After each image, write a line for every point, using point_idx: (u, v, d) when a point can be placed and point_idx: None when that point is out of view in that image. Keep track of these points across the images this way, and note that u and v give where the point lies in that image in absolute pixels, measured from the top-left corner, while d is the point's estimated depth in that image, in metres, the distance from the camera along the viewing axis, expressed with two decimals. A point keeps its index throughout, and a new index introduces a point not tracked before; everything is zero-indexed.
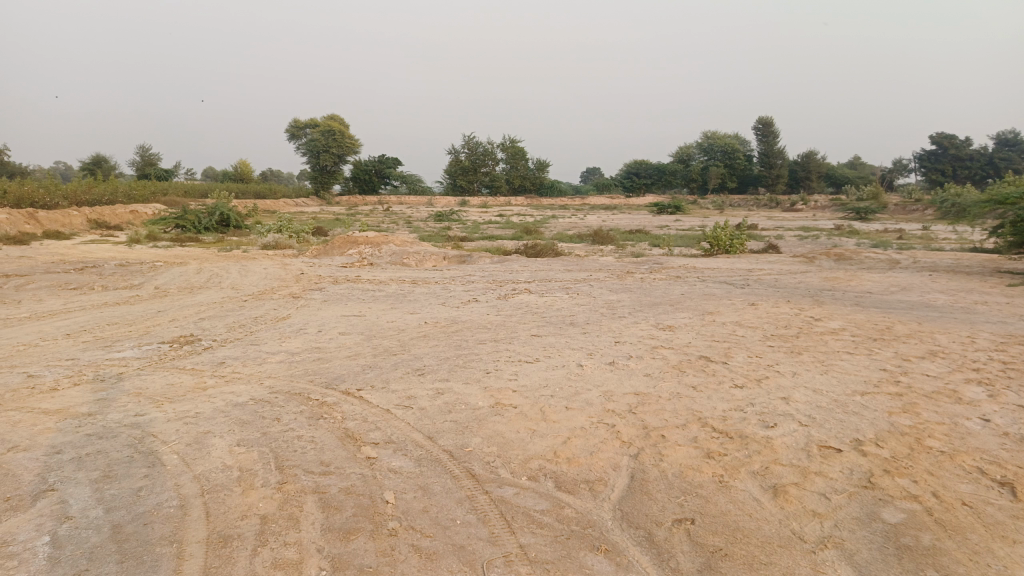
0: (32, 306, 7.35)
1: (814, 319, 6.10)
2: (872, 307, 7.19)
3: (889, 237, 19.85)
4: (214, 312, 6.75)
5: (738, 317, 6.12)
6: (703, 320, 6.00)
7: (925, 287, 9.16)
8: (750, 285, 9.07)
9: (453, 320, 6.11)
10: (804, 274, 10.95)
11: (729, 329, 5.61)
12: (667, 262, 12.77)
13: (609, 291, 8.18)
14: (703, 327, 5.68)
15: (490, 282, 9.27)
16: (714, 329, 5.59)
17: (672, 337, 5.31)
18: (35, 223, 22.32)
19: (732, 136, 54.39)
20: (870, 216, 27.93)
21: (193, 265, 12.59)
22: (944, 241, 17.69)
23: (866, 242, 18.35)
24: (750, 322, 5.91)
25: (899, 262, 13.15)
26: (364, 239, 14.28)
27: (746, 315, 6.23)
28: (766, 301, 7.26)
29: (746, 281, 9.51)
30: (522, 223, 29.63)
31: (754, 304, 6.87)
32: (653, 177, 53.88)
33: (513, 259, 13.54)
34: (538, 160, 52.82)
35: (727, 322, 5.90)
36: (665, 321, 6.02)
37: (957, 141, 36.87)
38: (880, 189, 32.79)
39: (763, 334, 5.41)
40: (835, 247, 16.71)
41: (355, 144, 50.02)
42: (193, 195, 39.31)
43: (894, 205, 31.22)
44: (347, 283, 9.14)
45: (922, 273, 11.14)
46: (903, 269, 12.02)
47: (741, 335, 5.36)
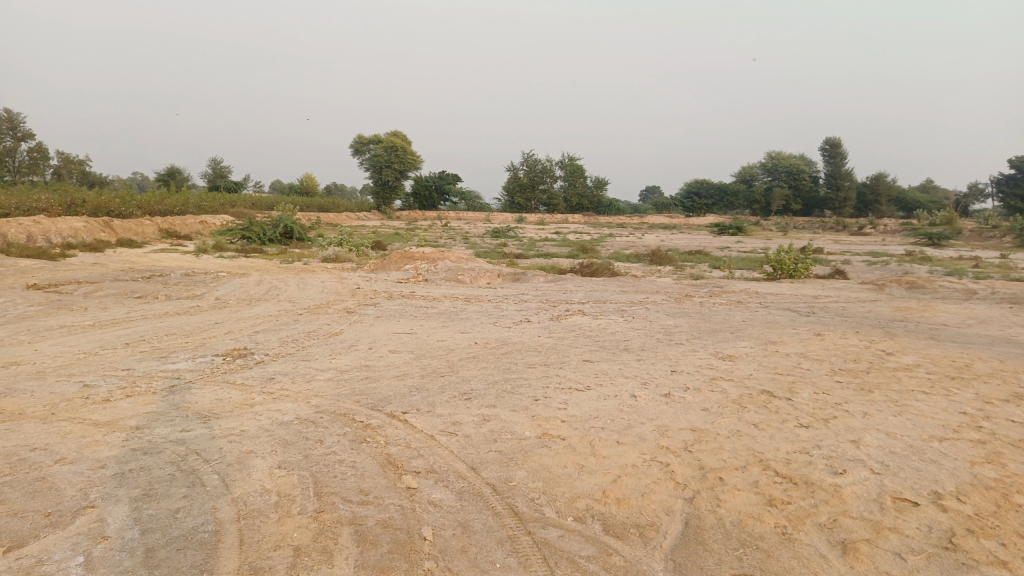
0: (98, 314, 7.55)
1: (886, 353, 5.76)
2: (948, 341, 6.78)
3: (965, 265, 18.89)
4: (268, 325, 6.80)
5: (803, 348, 5.82)
6: (765, 350, 5.72)
7: (1006, 320, 8.62)
8: (816, 313, 8.70)
9: (504, 341, 6.00)
10: (873, 302, 10.47)
11: (793, 361, 5.34)
12: (728, 286, 12.42)
13: (667, 315, 7.94)
14: (765, 359, 5.42)
15: (544, 302, 9.13)
16: (777, 361, 5.32)
17: (731, 368, 5.07)
18: (110, 231, 23.28)
19: (798, 157, 53.12)
20: (944, 242, 26.73)
21: (255, 276, 12.86)
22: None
23: (941, 270, 17.51)
24: (816, 354, 5.62)
25: (976, 292, 12.46)
26: (421, 255, 14.34)
27: (811, 346, 5.93)
28: (833, 331, 6.91)
29: (811, 309, 9.13)
30: (579, 241, 29.46)
31: (821, 335, 6.55)
32: (715, 198, 52.97)
33: (568, 278, 13.38)
34: (597, 178, 52.58)
35: (791, 354, 5.62)
36: (725, 350, 5.78)
37: None
38: (954, 214, 31.41)
39: (830, 368, 5.12)
40: (906, 275, 15.98)
41: (416, 160, 50.79)
42: (259, 207, 40.48)
43: (970, 231, 29.84)
44: (401, 298, 9.14)
45: (1002, 305, 10.51)
46: (981, 300, 11.37)
47: (806, 368, 5.08)
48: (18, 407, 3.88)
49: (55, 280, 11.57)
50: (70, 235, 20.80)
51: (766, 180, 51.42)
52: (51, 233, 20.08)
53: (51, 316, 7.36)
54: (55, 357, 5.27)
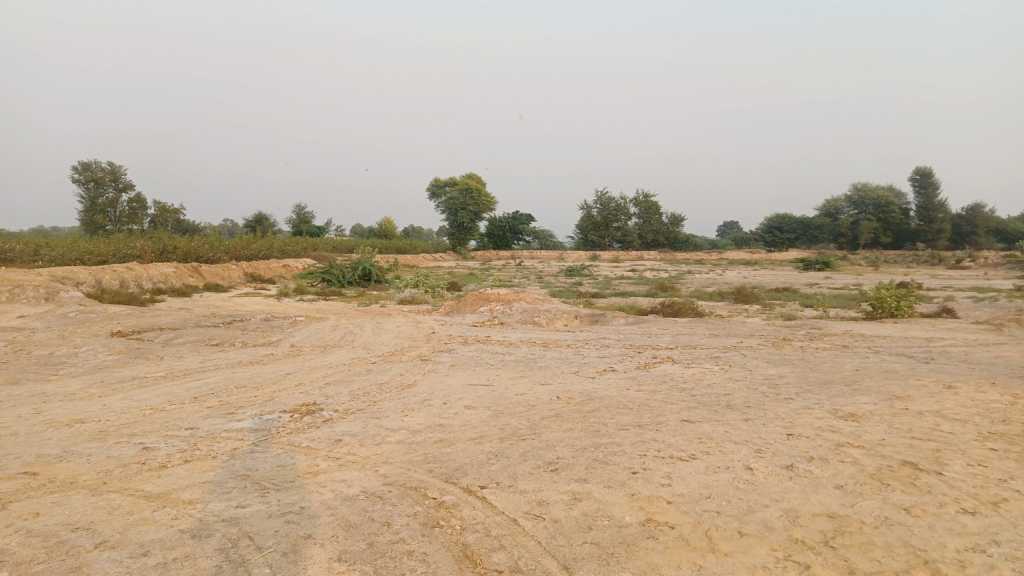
0: (173, 364, 7.42)
1: None
2: None
3: None
4: (340, 376, 6.45)
5: (939, 406, 5.03)
6: (893, 409, 4.97)
7: None
8: (936, 359, 7.77)
9: (588, 395, 5.44)
10: (997, 346, 9.39)
11: (931, 424, 4.56)
12: (825, 327, 11.47)
13: (767, 362, 7.22)
14: (895, 420, 4.68)
15: (628, 347, 8.53)
16: (910, 423, 4.58)
17: (857, 431, 4.37)
18: (198, 276, 24.01)
19: (886, 189, 50.78)
20: None
21: (331, 321, 12.77)
22: None
23: None
24: (957, 413, 4.83)
25: None
26: (496, 296, 13.96)
27: (947, 403, 5.13)
28: (967, 383, 6.04)
29: (929, 355, 8.19)
30: (657, 278, 28.67)
31: (954, 389, 5.71)
32: (797, 232, 50.99)
33: (650, 320, 12.73)
34: (672, 214, 51.56)
35: (924, 413, 4.85)
36: (845, 407, 5.05)
37: None
38: None
39: (979, 432, 4.34)
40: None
41: (491, 201, 51.15)
42: (340, 250, 41.39)
43: None
44: (476, 345, 8.74)
45: None
46: None
47: (949, 432, 4.33)
48: (70, 475, 3.60)
49: (139, 326, 11.76)
50: (160, 280, 21.52)
51: (852, 213, 49.18)
52: (143, 279, 20.80)
53: (127, 366, 7.27)
54: (121, 414, 5.04)
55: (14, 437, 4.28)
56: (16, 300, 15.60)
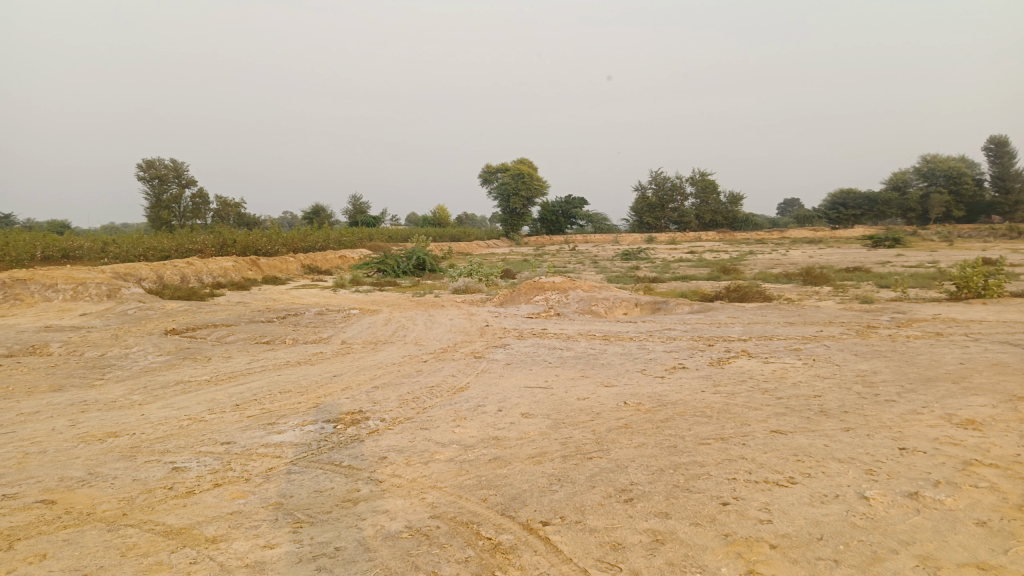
0: (220, 366, 7.15)
1: None
2: None
3: None
4: (389, 377, 6.04)
5: None
6: (1021, 415, 4.25)
7: None
8: None
9: (659, 399, 4.87)
10: None
11: None
12: (910, 311, 10.57)
13: (856, 355, 6.50)
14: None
15: (697, 339, 7.89)
16: None
17: (984, 445, 3.69)
18: (256, 269, 24.19)
19: (959, 159, 48.04)
20: None
21: (384, 313, 12.45)
22: None
23: None
24: None
25: None
26: (551, 284, 13.42)
27: None
28: None
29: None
30: (718, 260, 27.66)
31: None
32: (863, 208, 48.76)
33: (716, 306, 12.00)
34: (731, 193, 50.02)
35: None
36: (961, 412, 4.36)
37: None
38: None
39: None
40: None
41: (543, 185, 50.48)
42: (394, 240, 41.48)
43: None
44: (533, 339, 8.24)
45: None
46: None
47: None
48: (89, 504, 3.25)
49: (194, 323, 11.65)
50: (220, 274, 21.69)
51: (922, 186, 46.76)
52: (202, 273, 20.98)
53: (174, 369, 7.02)
54: (158, 426, 4.73)
55: (40, 456, 3.97)
56: (79, 298, 15.82)
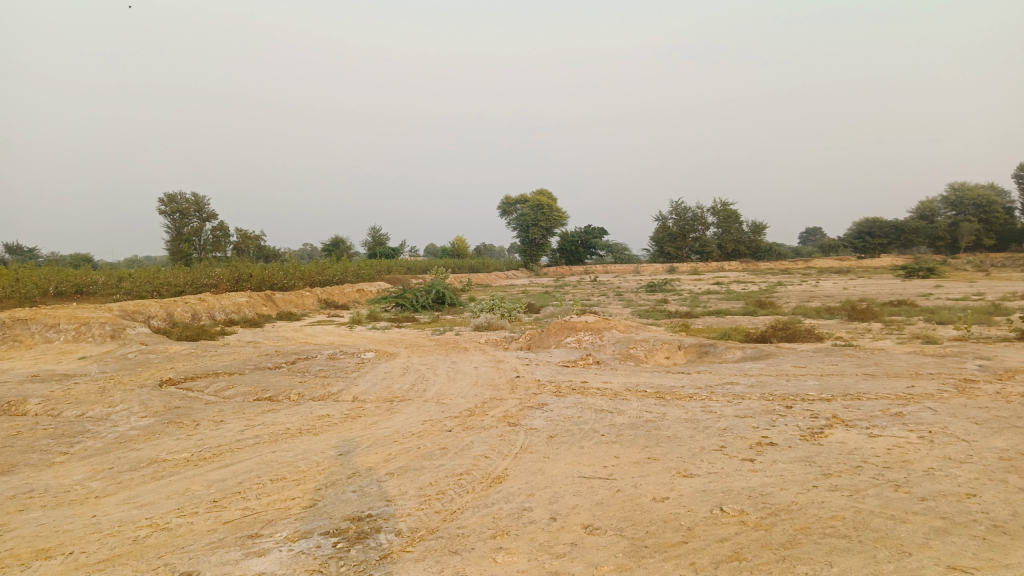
0: (208, 435, 6.02)
1: None
2: None
3: None
4: (408, 457, 4.87)
5: None
6: None
7: None
8: None
9: (764, 503, 3.69)
10: None
11: None
12: (994, 359, 9.37)
13: (981, 425, 5.36)
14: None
15: (770, 400, 6.71)
16: None
17: None
18: (272, 304, 23.25)
19: (985, 188, 49.20)
20: None
21: (401, 357, 11.31)
22: None
23: None
24: None
25: None
26: (583, 324, 12.23)
27: None
28: None
29: None
30: (749, 293, 26.54)
31: None
32: (890, 237, 49.47)
33: (770, 349, 10.79)
34: (753, 222, 48.79)
35: None
36: None
37: None
38: None
39: None
40: None
41: (563, 216, 49.63)
42: (414, 272, 40.54)
43: None
44: (575, 396, 7.07)
45: None
46: None
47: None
48: None
49: (195, 371, 10.56)
50: (233, 309, 20.68)
51: (950, 215, 48.35)
52: (215, 310, 19.98)
53: (153, 441, 5.90)
54: (105, 541, 3.59)
55: None
56: (82, 339, 14.81)
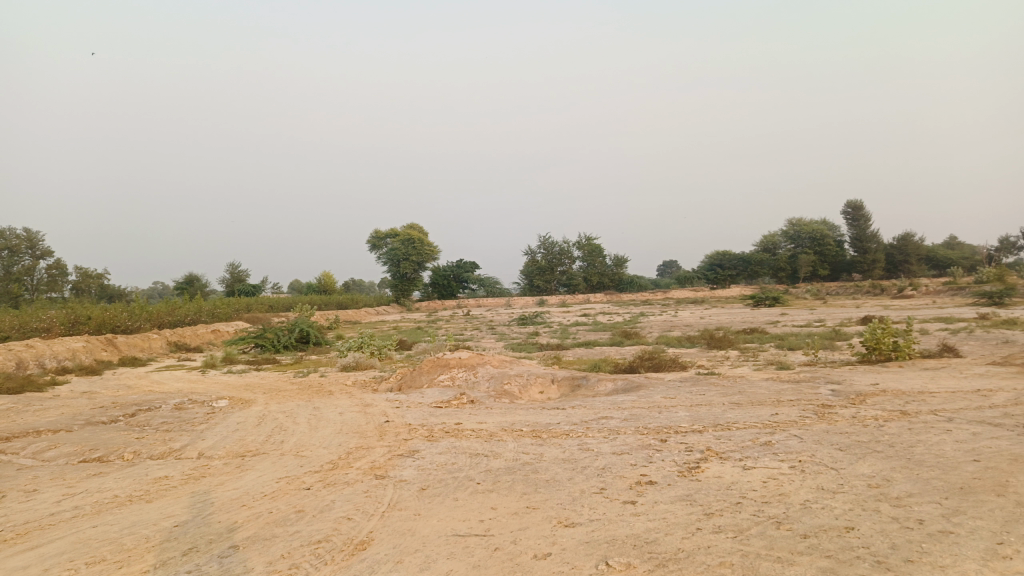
0: (15, 510, 5.09)
1: None
2: None
3: None
4: (257, 524, 4.27)
5: None
6: None
7: None
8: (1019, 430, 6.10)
9: (650, 552, 3.46)
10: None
11: None
12: (843, 382, 9.90)
13: (845, 451, 5.47)
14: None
15: (646, 434, 6.62)
16: None
17: None
18: (113, 349, 21.20)
19: (818, 223, 53.95)
20: (1005, 300, 25.60)
21: (259, 404, 10.44)
22: None
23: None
24: None
25: None
26: (455, 360, 11.83)
27: None
28: None
29: (1000, 422, 6.54)
30: (615, 324, 27.17)
31: None
32: (739, 269, 53.04)
33: (641, 380, 10.89)
34: (616, 256, 50.66)
35: None
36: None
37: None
38: (1003, 271, 32.40)
39: None
40: (1016, 344, 13.44)
41: (433, 251, 49.35)
42: (277, 311, 38.65)
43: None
44: (447, 440, 6.67)
45: None
46: None
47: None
48: None
49: (12, 430, 9.19)
50: (66, 356, 18.60)
51: (790, 248, 52.55)
52: (44, 357, 17.87)
53: None
54: None
55: None
56: None
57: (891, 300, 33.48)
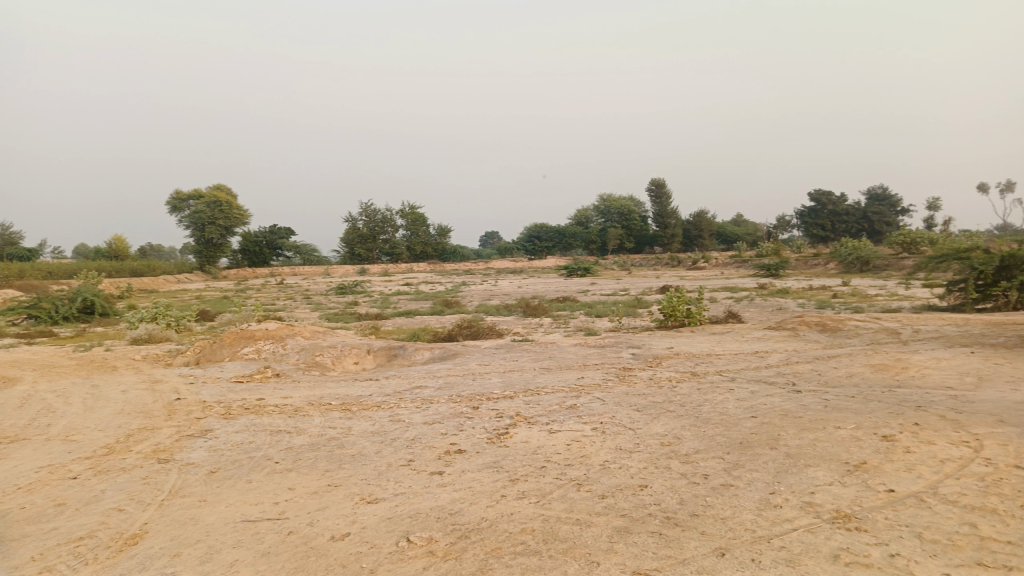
0: None
1: (991, 463, 3.79)
2: (1001, 417, 4.99)
3: (823, 295, 18.85)
4: (4, 524, 3.66)
5: (892, 475, 3.71)
6: (849, 488, 3.56)
7: (990, 370, 7.12)
8: (788, 387, 6.79)
9: (453, 524, 3.37)
10: (812, 356, 8.87)
11: (941, 513, 3.11)
12: (644, 347, 10.54)
13: (642, 412, 5.77)
14: (918, 503, 3.26)
15: (458, 403, 6.57)
16: (907, 515, 3.11)
17: (864, 546, 2.82)
18: None
19: (627, 199, 57.39)
20: (779, 272, 28.79)
21: (26, 383, 9.15)
22: (886, 299, 16.93)
23: (808, 300, 16.93)
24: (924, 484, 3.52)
25: (883, 323, 11.27)
26: (262, 332, 11.12)
27: (893, 466, 3.86)
28: (862, 425, 4.92)
29: (773, 380, 7.24)
30: (436, 293, 27.15)
31: (865, 438, 4.51)
32: (555, 241, 55.15)
33: (457, 348, 10.89)
34: (439, 226, 50.69)
35: (894, 491, 3.45)
36: (799, 493, 3.56)
37: (833, 199, 46.09)
38: (781, 247, 36.02)
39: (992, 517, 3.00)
40: (788, 310, 15.10)
41: (244, 215, 46.33)
42: (58, 278, 34.41)
43: (795, 261, 34.41)
44: (247, 418, 6.19)
45: (936, 345, 9.22)
46: (895, 337, 10.22)
47: (1015, 515, 2.98)
48: None
49: None
50: None
51: (601, 222, 55.51)
52: None
53: None
54: None
55: None
56: None
57: (687, 272, 36.40)
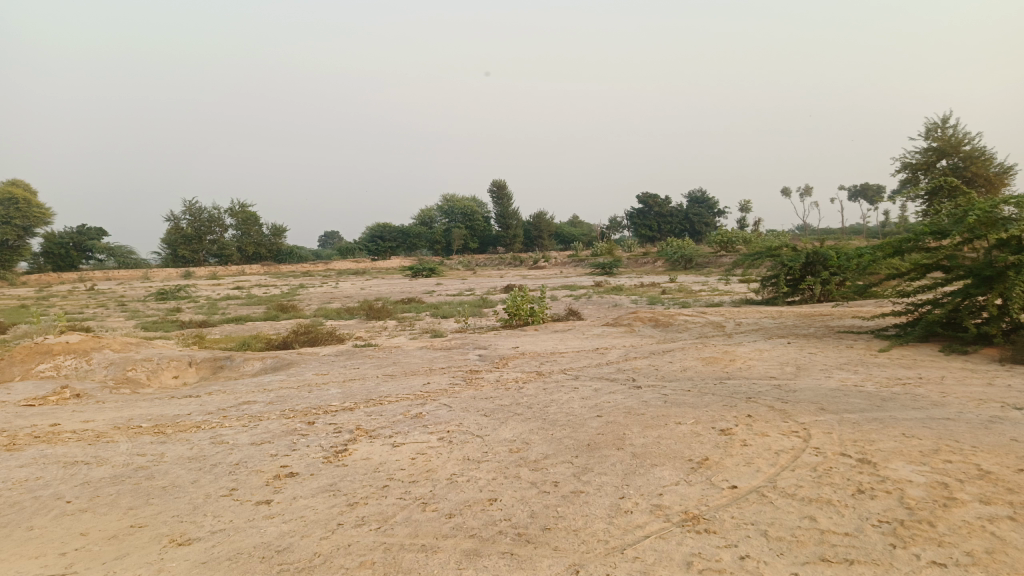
0: None
1: (820, 452, 3.95)
2: (821, 404, 5.30)
3: (654, 291, 19.86)
4: None
5: (734, 471, 3.76)
6: (695, 487, 3.56)
7: (805, 359, 7.67)
8: (629, 384, 6.90)
9: (282, 564, 2.98)
10: (649, 351, 9.16)
11: (782, 506, 3.15)
12: (488, 347, 10.44)
13: (489, 417, 5.58)
14: (759, 498, 3.31)
15: (291, 419, 6.05)
16: (752, 512, 3.13)
17: (717, 550, 2.77)
18: None
19: (470, 200, 57.82)
20: (614, 270, 30.14)
21: None
22: (710, 294, 18.10)
23: (642, 297, 17.73)
24: (763, 478, 3.58)
25: (710, 317, 11.93)
26: (62, 346, 9.80)
27: (734, 462, 3.92)
28: (702, 420, 5.03)
29: (614, 378, 7.34)
30: (271, 297, 25.75)
31: (705, 433, 4.59)
32: (397, 241, 54.35)
33: (292, 356, 10.22)
34: (273, 225, 48.24)
35: (736, 487, 3.49)
36: (649, 496, 3.50)
37: (659, 202, 49.17)
38: (614, 245, 37.96)
39: (828, 509, 3.07)
40: (624, 306, 15.69)
41: (45, 213, 41.46)
42: None
43: (628, 259, 36.21)
44: (35, 449, 5.32)
45: (756, 337, 9.86)
46: (722, 330, 10.83)
47: (848, 505, 3.08)
48: None
49: None
50: None
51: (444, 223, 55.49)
52: None
53: None
54: None
55: None
56: None
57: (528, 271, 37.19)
